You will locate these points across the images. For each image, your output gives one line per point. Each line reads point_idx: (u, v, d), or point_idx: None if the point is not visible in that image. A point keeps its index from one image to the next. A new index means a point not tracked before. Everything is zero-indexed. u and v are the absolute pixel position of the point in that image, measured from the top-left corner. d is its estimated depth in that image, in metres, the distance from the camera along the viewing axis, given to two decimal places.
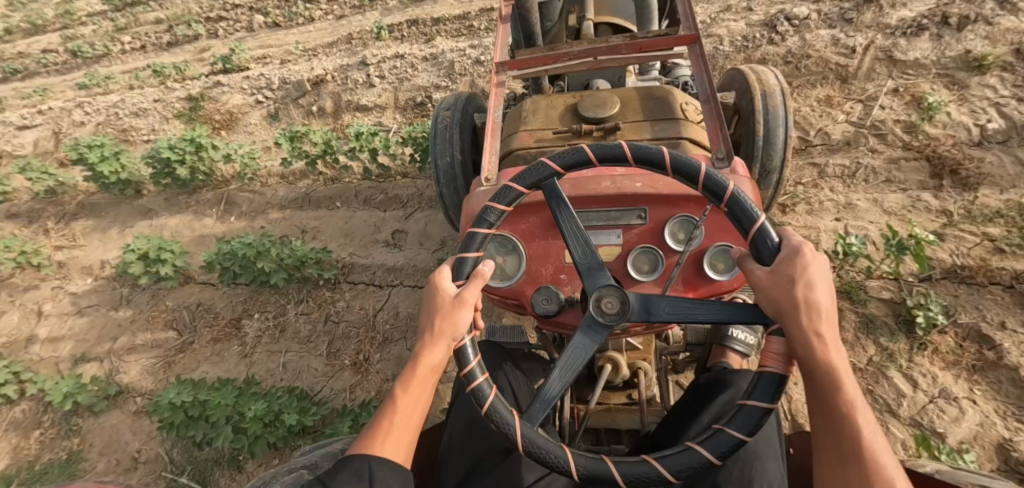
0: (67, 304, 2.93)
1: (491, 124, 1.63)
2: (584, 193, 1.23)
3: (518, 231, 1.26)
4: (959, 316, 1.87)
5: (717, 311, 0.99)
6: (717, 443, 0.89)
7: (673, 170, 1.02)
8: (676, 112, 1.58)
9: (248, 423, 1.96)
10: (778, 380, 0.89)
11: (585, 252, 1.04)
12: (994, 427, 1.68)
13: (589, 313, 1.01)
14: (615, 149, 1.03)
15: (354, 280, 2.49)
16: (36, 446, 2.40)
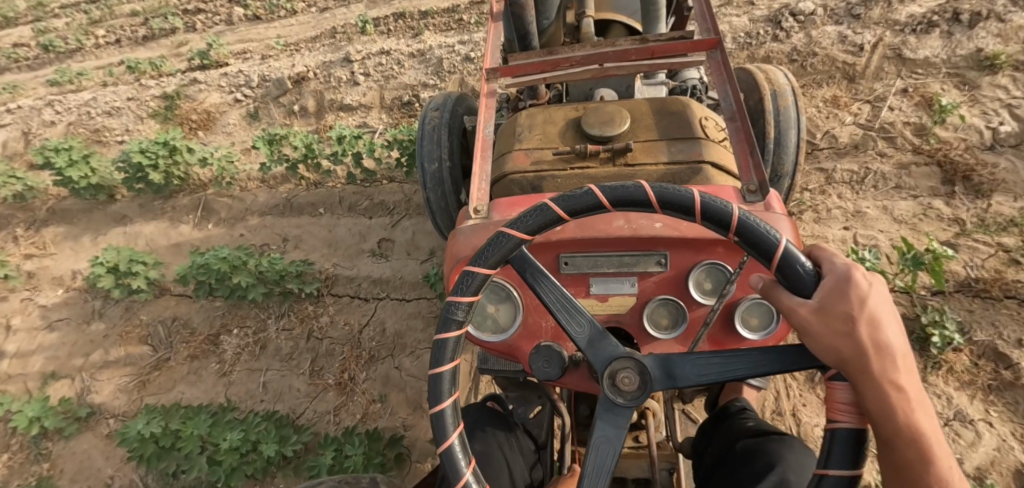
0: (36, 317, 2.78)
1: (482, 142, 1.49)
2: (592, 234, 1.08)
3: (512, 276, 1.11)
4: (974, 332, 1.78)
5: (750, 364, 0.87)
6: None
7: (665, 208, 0.87)
8: (696, 130, 1.46)
9: (224, 455, 1.86)
10: (857, 436, 0.76)
11: (583, 325, 0.92)
12: (1012, 452, 1.60)
13: (605, 395, 0.88)
14: (587, 198, 0.88)
15: (338, 293, 2.37)
16: (4, 472, 2.28)
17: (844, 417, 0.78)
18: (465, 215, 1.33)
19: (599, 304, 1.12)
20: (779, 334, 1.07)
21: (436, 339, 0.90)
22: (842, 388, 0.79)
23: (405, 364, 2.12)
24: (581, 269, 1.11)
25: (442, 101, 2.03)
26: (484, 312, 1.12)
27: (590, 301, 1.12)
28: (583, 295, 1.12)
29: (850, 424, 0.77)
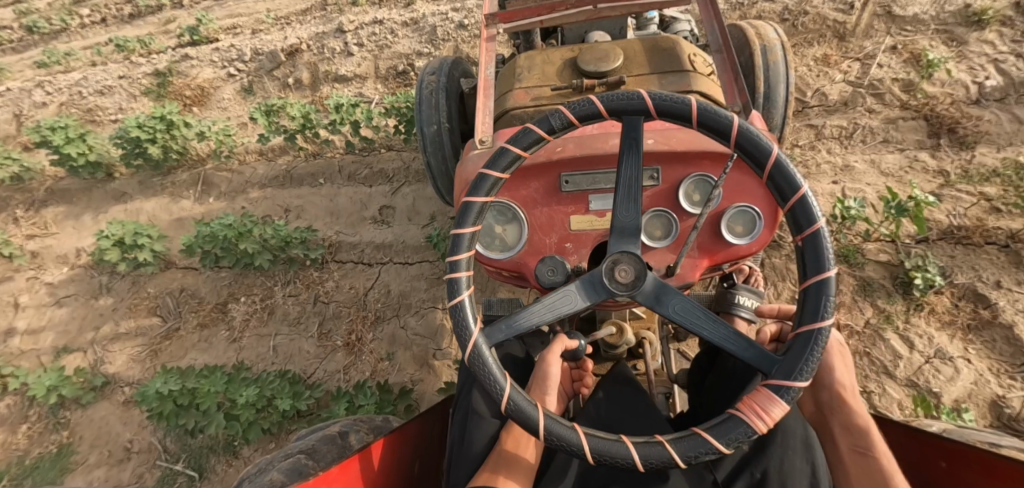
0: (44, 295, 2.83)
1: (484, 83, 1.61)
2: (589, 152, 1.19)
3: (517, 197, 1.21)
4: (955, 275, 1.87)
5: (719, 336, 0.97)
6: (649, 451, 0.89)
7: (770, 174, 0.95)
8: (685, 64, 1.51)
9: (241, 410, 1.96)
10: (745, 430, 0.88)
11: (632, 215, 1.01)
12: (988, 385, 1.70)
13: (600, 271, 1.01)
14: (723, 118, 0.96)
15: (342, 259, 2.43)
16: (25, 441, 2.36)
17: (746, 413, 0.89)
18: (470, 147, 1.45)
19: (597, 219, 1.21)
20: (761, 240, 1.17)
21: (451, 258, 1.01)
22: (766, 393, 0.89)
23: (410, 324, 2.20)
24: (580, 187, 1.21)
25: (439, 66, 2.06)
26: (492, 233, 1.22)
27: (589, 218, 1.21)
28: (583, 213, 1.21)
29: (749, 422, 0.88)
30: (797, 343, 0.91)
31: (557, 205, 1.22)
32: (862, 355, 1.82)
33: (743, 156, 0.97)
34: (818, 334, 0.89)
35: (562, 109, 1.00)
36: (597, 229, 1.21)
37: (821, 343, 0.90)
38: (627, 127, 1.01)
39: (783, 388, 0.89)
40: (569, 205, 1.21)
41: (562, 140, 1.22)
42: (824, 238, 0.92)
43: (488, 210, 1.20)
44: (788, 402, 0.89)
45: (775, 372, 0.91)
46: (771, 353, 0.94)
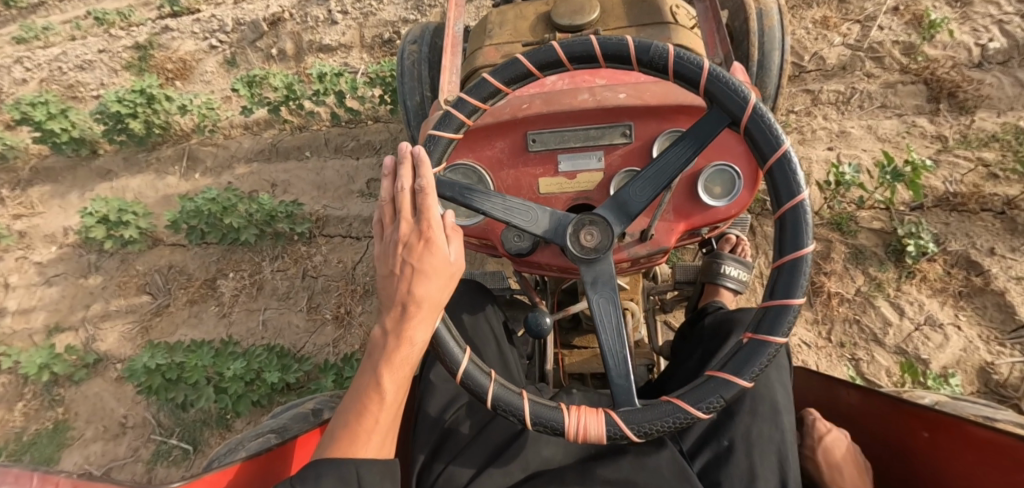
0: (33, 274, 2.82)
1: (451, 40, 1.62)
2: (557, 108, 1.18)
3: (483, 159, 1.21)
4: (949, 243, 1.84)
5: (611, 349, 1.01)
6: (471, 373, 0.99)
7: (780, 265, 0.95)
8: (665, 16, 1.51)
9: (230, 383, 1.96)
10: (557, 414, 0.95)
11: (641, 194, 1.02)
12: (977, 352, 1.69)
13: (573, 219, 1.02)
14: (795, 186, 0.95)
15: (330, 234, 2.40)
16: (21, 418, 2.39)
17: (571, 416, 0.94)
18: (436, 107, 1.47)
19: (567, 182, 1.18)
20: (742, 202, 1.14)
21: (448, 110, 1.07)
22: (602, 425, 0.93)
23: None
24: (549, 146, 1.19)
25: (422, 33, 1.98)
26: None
27: (559, 179, 1.18)
28: (552, 174, 1.19)
29: (565, 422, 0.94)
30: (663, 405, 0.94)
31: (524, 166, 1.20)
32: (852, 322, 1.81)
33: (778, 228, 0.96)
34: (682, 413, 0.92)
35: (461, 99, 1.07)
36: (568, 192, 1.18)
37: (680, 420, 0.92)
38: (710, 112, 1.01)
39: (613, 424, 0.93)
40: (537, 166, 1.19)
41: (528, 97, 1.22)
42: (764, 356, 0.93)
43: (454, 173, 1.18)
44: (609, 433, 0.94)
45: (622, 405, 0.96)
46: (634, 396, 0.98)
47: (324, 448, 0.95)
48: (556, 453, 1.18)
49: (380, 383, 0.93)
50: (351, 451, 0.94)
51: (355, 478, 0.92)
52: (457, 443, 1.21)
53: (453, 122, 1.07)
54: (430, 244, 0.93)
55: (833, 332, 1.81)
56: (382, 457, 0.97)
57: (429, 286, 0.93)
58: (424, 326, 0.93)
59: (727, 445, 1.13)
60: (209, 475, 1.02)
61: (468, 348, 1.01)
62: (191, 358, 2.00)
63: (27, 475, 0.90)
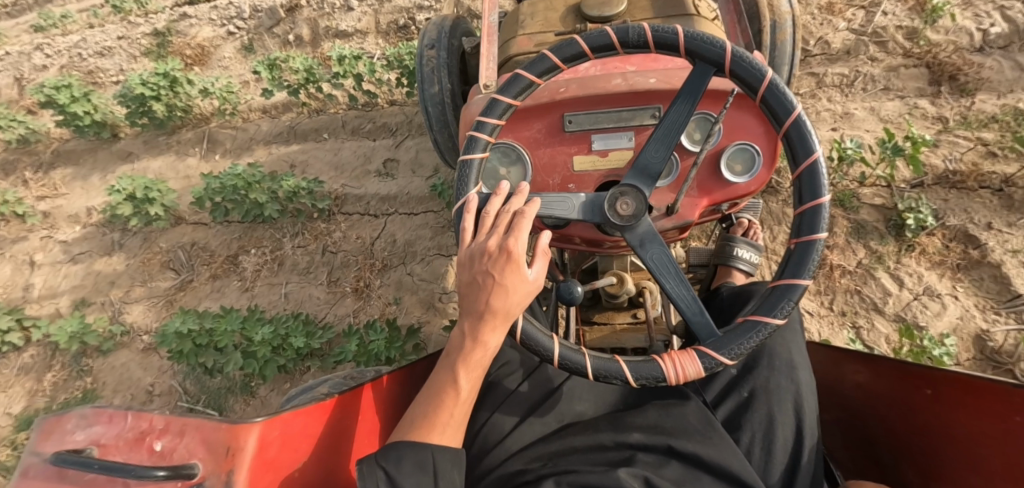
0: (58, 253, 2.93)
1: (488, 28, 1.68)
2: (591, 92, 1.23)
3: (521, 139, 1.29)
4: (948, 218, 1.90)
5: (679, 296, 1.10)
6: (569, 354, 1.06)
7: (800, 174, 1.04)
8: (689, 8, 1.61)
9: (258, 347, 2.08)
10: (660, 372, 1.03)
11: (656, 154, 1.10)
12: (973, 320, 1.77)
13: (606, 196, 1.10)
14: (788, 104, 1.05)
15: (348, 211, 2.48)
16: (51, 387, 2.51)
17: (666, 362, 1.03)
18: (475, 92, 1.57)
19: (600, 160, 1.27)
20: (761, 179, 1.23)
21: (471, 134, 1.16)
22: (697, 363, 1.02)
23: (417, 270, 2.27)
24: (583, 127, 1.26)
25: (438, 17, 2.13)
26: (497, 175, 1.29)
27: (592, 157, 1.27)
28: (585, 152, 1.27)
29: (663, 369, 1.03)
30: (741, 328, 1.04)
31: (559, 146, 1.28)
32: (852, 292, 1.88)
33: (786, 144, 1.06)
34: (763, 325, 1.01)
35: (479, 124, 1.16)
36: (600, 170, 1.27)
37: (760, 334, 1.01)
38: (697, 68, 1.09)
39: (706, 356, 1.03)
40: (572, 145, 1.27)
41: (565, 82, 1.27)
42: (815, 253, 1.02)
43: (493, 151, 1.27)
44: (704, 366, 1.03)
45: (706, 340, 1.05)
46: (713, 327, 1.06)
47: (402, 434, 1.02)
48: (588, 408, 1.27)
49: (455, 379, 1.02)
50: (427, 437, 1.00)
51: (431, 465, 0.97)
52: (498, 396, 1.32)
53: (478, 144, 1.16)
54: (517, 264, 0.98)
55: (835, 302, 1.89)
56: (454, 448, 1.02)
57: (504, 297, 0.98)
58: (499, 332, 1.00)
59: (748, 396, 1.19)
60: (284, 414, 1.06)
61: (556, 335, 1.09)
62: (221, 324, 2.13)
63: (121, 414, 0.95)
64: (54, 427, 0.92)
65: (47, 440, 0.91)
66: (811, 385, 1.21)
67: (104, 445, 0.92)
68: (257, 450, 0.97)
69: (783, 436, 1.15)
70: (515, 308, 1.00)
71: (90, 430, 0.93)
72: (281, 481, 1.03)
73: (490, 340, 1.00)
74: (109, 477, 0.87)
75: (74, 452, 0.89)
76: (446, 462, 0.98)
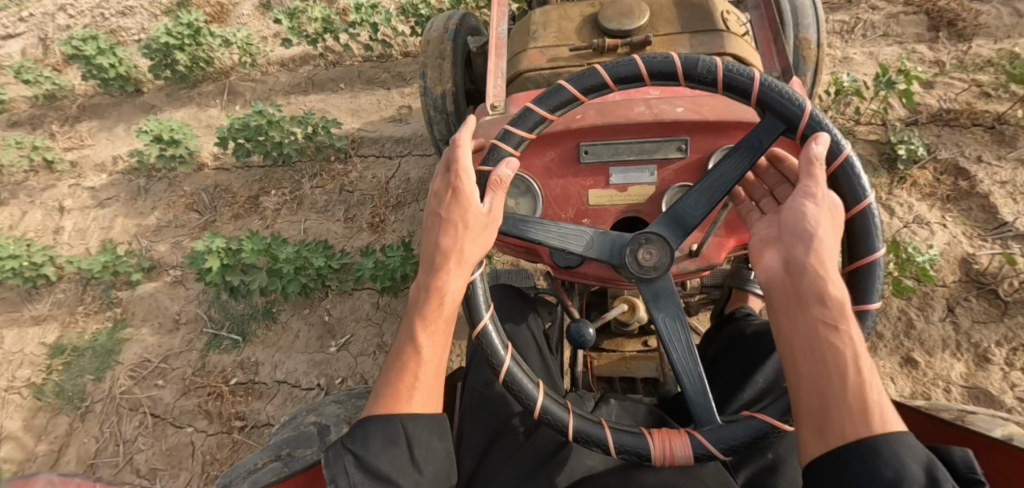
0: (86, 198, 3.07)
1: (496, 42, 1.72)
2: (610, 122, 1.27)
3: (534, 168, 1.33)
4: (939, 152, 1.98)
5: (685, 370, 1.09)
6: (550, 407, 1.06)
7: (854, 266, 1.01)
8: (715, 24, 1.70)
9: (284, 264, 2.20)
10: (643, 442, 1.02)
11: (695, 203, 1.13)
12: (960, 245, 1.85)
13: (633, 245, 1.13)
14: (861, 191, 1.01)
15: (364, 154, 2.61)
16: (83, 319, 2.66)
17: (655, 441, 1.01)
18: (484, 111, 1.58)
19: (617, 194, 1.31)
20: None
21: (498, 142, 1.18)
22: (687, 445, 1.00)
23: None
24: (601, 158, 1.30)
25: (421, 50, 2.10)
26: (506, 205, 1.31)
27: (610, 191, 1.31)
28: (602, 185, 1.31)
29: (650, 447, 1.01)
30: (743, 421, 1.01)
31: (573, 177, 1.32)
32: None
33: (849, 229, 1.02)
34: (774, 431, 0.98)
35: (508, 131, 1.19)
36: (617, 204, 1.31)
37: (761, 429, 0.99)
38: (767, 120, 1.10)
39: (699, 445, 1.00)
40: (588, 177, 1.31)
41: (583, 108, 1.30)
42: None
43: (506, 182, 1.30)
44: (694, 453, 1.00)
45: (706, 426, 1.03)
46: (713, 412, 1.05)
47: (371, 408, 1.04)
48: (599, 462, 1.21)
49: (418, 342, 1.05)
50: (396, 407, 1.02)
51: (403, 437, 0.99)
52: (506, 448, 1.25)
53: (509, 143, 1.18)
54: (461, 199, 1.07)
55: None
56: (427, 413, 1.03)
57: (455, 238, 1.06)
58: (456, 279, 1.05)
59: (773, 460, 1.20)
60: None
61: (541, 383, 1.09)
62: (246, 243, 2.23)
63: None
64: None
65: None
66: None
67: None
68: None
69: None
70: (468, 251, 1.06)
71: None
72: None
73: (448, 289, 1.05)
74: None
75: None
76: (419, 430, 1.01)
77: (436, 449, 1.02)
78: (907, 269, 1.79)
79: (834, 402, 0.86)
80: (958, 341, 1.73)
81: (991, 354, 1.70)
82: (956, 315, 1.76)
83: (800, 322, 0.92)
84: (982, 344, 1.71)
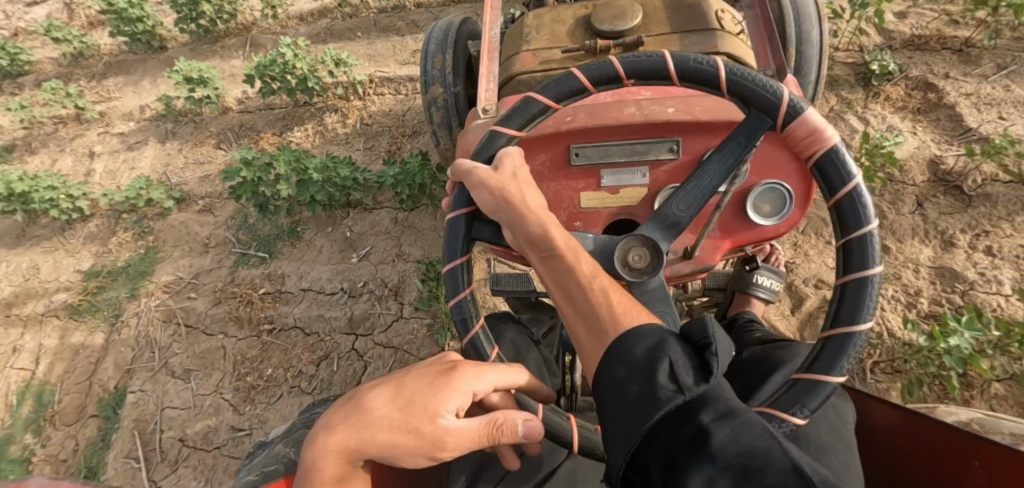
0: (116, 144, 3.25)
1: (488, 45, 1.69)
2: (601, 124, 1.25)
3: (528, 171, 1.30)
4: (911, 71, 2.17)
5: None
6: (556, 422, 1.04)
7: (845, 243, 0.96)
8: (710, 23, 1.60)
9: (312, 171, 2.32)
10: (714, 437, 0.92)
11: (687, 206, 1.06)
12: (928, 149, 2.03)
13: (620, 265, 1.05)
14: (847, 172, 0.96)
15: (381, 92, 2.80)
16: (117, 247, 2.83)
17: None
18: (473, 113, 1.52)
19: (609, 197, 1.31)
20: (789, 221, 1.26)
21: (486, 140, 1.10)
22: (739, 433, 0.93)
23: None
24: (593, 160, 1.29)
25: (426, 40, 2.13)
26: None
27: (602, 193, 1.31)
28: (593, 188, 1.31)
29: None
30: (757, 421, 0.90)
31: (566, 179, 1.31)
32: None
33: (835, 214, 0.97)
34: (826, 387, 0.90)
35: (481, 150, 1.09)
36: (609, 208, 1.31)
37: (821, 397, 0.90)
38: (751, 117, 1.02)
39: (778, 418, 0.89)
40: (580, 180, 1.31)
41: (573, 109, 1.28)
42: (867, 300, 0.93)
43: None
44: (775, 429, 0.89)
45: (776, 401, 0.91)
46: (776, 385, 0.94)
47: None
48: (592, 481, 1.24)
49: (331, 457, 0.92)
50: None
51: None
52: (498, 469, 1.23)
53: (492, 147, 1.11)
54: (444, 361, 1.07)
55: None
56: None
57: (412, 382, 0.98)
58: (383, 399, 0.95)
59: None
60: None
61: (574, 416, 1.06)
62: (279, 156, 2.31)
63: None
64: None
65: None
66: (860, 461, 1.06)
67: None
68: None
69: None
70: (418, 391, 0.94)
71: None
72: None
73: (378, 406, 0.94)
74: None
75: None
76: None
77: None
78: (877, 156, 1.96)
79: (587, 336, 0.93)
80: (926, 230, 1.91)
81: (956, 239, 1.88)
82: (925, 208, 1.94)
83: (557, 282, 0.97)
84: (948, 231, 1.88)
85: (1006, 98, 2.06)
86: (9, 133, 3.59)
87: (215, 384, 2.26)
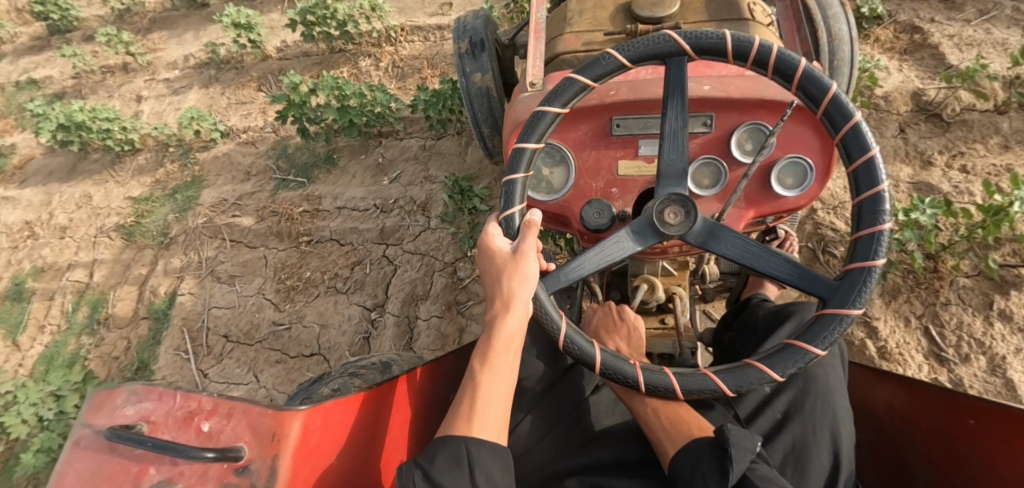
0: (163, 88, 3.50)
1: (535, 25, 1.53)
2: (643, 96, 1.21)
3: (566, 140, 1.26)
4: (898, 16, 2.41)
5: (773, 266, 1.07)
6: (612, 362, 1.07)
7: (825, 109, 1.02)
8: (744, 12, 1.58)
9: (351, 99, 2.58)
10: (797, 358, 0.99)
11: (622, 238, 1.12)
12: (912, 83, 2.23)
13: (659, 230, 1.09)
14: (792, 59, 1.02)
15: (411, 39, 3.04)
16: (164, 177, 3.06)
17: (759, 365, 1.01)
18: (521, 90, 1.42)
19: (646, 166, 1.25)
20: (811, 194, 1.20)
21: (517, 147, 1.12)
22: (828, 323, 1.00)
23: None
24: (631, 131, 1.24)
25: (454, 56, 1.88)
26: (540, 174, 1.28)
27: (638, 163, 1.25)
28: (631, 156, 1.25)
29: (754, 376, 1.01)
30: (785, 351, 1.01)
31: (605, 149, 1.25)
32: None
33: (802, 97, 1.04)
34: (870, 270, 0.98)
35: (518, 149, 1.12)
36: (646, 176, 1.25)
37: (872, 279, 0.98)
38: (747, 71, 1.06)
39: (801, 351, 0.99)
40: (618, 149, 1.25)
41: (615, 84, 1.25)
42: (879, 166, 0.99)
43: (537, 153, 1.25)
44: (801, 363, 0.99)
45: (830, 301, 1.01)
46: (826, 281, 1.04)
47: (439, 434, 0.99)
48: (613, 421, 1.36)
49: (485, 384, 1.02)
50: (470, 431, 0.97)
51: (465, 457, 0.93)
52: (527, 397, 1.36)
53: (536, 129, 1.11)
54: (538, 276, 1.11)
55: None
56: (495, 440, 0.98)
57: (512, 276, 1.04)
58: (514, 317, 1.03)
59: (783, 417, 1.19)
60: (328, 403, 1.04)
61: (596, 342, 1.09)
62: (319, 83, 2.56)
63: (169, 393, 0.95)
64: (103, 400, 0.92)
65: (99, 412, 0.91)
66: (847, 408, 1.19)
67: (153, 422, 0.92)
68: (300, 438, 0.95)
69: (818, 460, 1.12)
70: (526, 280, 1.05)
71: (140, 405, 0.93)
72: (322, 471, 1.03)
73: (505, 327, 1.03)
74: (158, 455, 0.87)
75: (125, 428, 0.89)
76: (482, 454, 0.94)
77: (497, 483, 0.93)
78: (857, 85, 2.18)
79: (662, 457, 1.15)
80: (906, 150, 2.12)
81: (933, 159, 2.07)
82: (906, 132, 2.15)
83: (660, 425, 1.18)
84: (927, 151, 2.09)
85: (986, 40, 2.25)
86: (60, 82, 3.83)
87: (257, 287, 2.50)
